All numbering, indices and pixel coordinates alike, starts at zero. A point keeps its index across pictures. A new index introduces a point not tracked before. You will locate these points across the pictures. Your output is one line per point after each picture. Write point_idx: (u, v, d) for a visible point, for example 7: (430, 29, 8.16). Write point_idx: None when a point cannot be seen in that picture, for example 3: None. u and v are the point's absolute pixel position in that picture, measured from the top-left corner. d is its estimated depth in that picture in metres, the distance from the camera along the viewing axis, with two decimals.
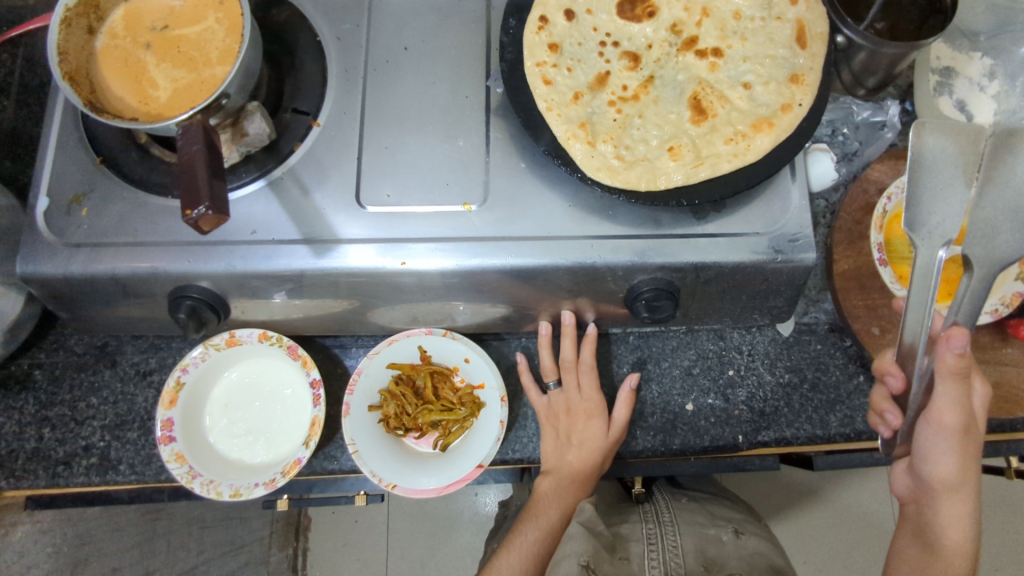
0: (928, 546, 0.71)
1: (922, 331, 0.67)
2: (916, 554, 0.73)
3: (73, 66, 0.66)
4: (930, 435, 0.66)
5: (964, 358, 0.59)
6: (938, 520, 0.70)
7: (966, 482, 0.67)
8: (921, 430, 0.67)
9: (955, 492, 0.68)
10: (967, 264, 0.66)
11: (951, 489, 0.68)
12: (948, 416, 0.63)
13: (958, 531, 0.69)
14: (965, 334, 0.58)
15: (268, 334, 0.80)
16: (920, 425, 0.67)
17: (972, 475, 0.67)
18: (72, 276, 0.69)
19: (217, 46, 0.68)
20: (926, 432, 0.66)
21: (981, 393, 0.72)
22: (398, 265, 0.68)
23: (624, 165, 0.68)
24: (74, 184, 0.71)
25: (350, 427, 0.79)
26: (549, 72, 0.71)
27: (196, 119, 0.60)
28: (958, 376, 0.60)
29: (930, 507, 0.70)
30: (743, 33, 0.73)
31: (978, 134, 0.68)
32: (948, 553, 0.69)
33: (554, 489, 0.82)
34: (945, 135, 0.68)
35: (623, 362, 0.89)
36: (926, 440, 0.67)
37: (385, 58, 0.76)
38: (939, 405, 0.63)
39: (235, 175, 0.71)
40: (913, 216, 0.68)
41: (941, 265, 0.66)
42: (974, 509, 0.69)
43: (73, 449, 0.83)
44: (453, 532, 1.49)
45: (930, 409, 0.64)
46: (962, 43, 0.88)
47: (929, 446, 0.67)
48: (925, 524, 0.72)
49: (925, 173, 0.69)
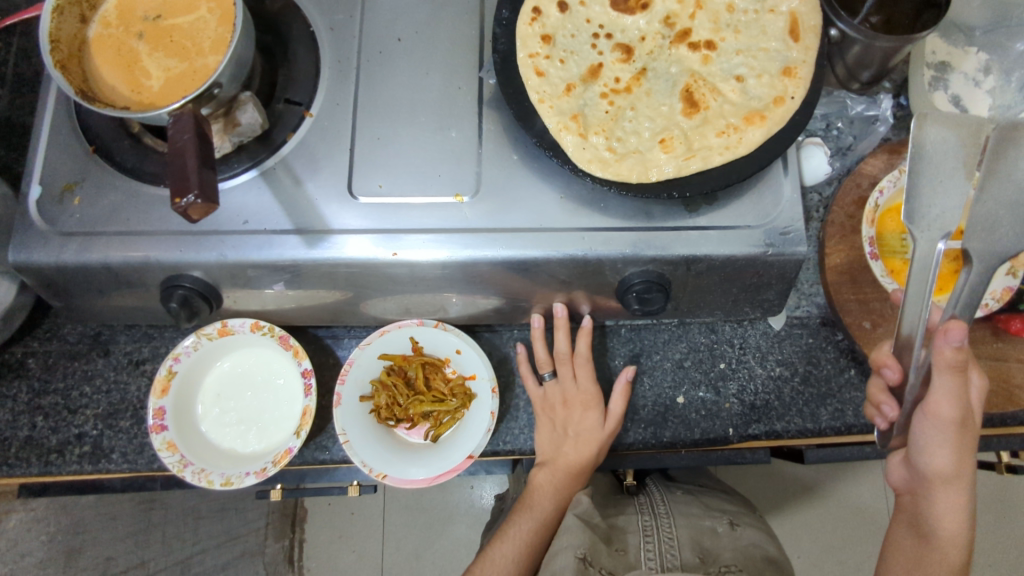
0: (923, 536, 0.71)
1: (920, 322, 0.68)
2: (912, 545, 0.73)
3: (65, 55, 0.66)
4: (927, 427, 0.66)
5: (961, 351, 0.59)
6: (934, 512, 0.70)
7: (962, 473, 0.67)
8: (919, 422, 0.67)
9: (952, 483, 0.68)
10: (967, 258, 0.66)
11: (947, 480, 0.68)
12: (945, 408, 0.62)
13: (952, 522, 0.69)
14: (964, 327, 0.59)
15: (260, 325, 0.81)
16: (917, 417, 0.67)
17: (968, 466, 0.67)
18: (64, 264, 0.69)
19: (209, 35, 0.68)
20: (923, 424, 0.66)
21: (979, 386, 0.71)
22: (390, 256, 0.69)
23: (616, 157, 0.68)
24: (66, 173, 0.72)
25: (342, 417, 0.80)
26: (541, 63, 0.71)
27: (187, 107, 0.60)
28: (957, 370, 0.60)
29: (926, 499, 0.70)
30: (736, 25, 0.73)
31: (981, 126, 0.68)
32: (943, 544, 0.69)
33: (549, 480, 0.83)
34: (947, 125, 0.68)
35: (616, 355, 0.89)
36: (924, 433, 0.66)
37: (379, 49, 0.76)
38: (936, 397, 0.63)
39: (227, 165, 0.71)
40: (913, 207, 0.68)
41: (939, 257, 0.66)
42: (970, 499, 0.69)
43: (65, 437, 0.83)
44: (449, 524, 1.49)
45: (928, 402, 0.64)
46: (958, 38, 0.88)
47: (926, 438, 0.66)
48: (920, 516, 0.72)
49: (926, 164, 0.68)
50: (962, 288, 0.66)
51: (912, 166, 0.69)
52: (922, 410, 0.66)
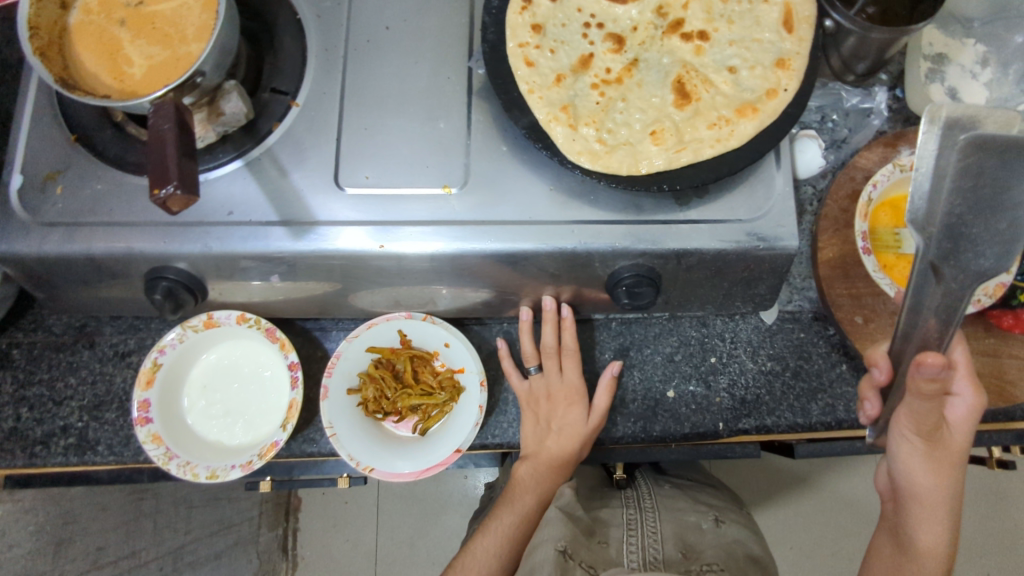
0: (902, 547, 0.71)
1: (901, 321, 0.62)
2: (891, 554, 0.73)
3: (45, 42, 0.65)
4: (898, 437, 0.67)
5: (933, 378, 0.56)
6: (912, 522, 0.69)
7: (940, 488, 0.66)
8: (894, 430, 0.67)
9: (931, 498, 0.67)
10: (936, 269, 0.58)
11: (926, 495, 0.67)
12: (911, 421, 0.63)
13: (930, 537, 0.68)
14: (941, 361, 0.54)
15: (246, 317, 0.80)
16: (891, 427, 0.68)
17: (946, 480, 0.66)
18: (46, 255, 0.68)
19: (193, 22, 0.67)
20: (894, 434, 0.67)
21: (974, 406, 0.67)
22: (377, 248, 0.68)
23: (606, 149, 0.67)
24: (48, 162, 0.70)
25: (328, 410, 0.79)
26: (531, 53, 0.70)
27: (168, 97, 0.59)
28: (926, 392, 0.57)
29: (907, 510, 0.70)
30: (729, 16, 0.72)
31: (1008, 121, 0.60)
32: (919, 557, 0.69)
33: (531, 474, 0.82)
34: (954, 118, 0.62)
35: (606, 349, 0.89)
36: (891, 443, 0.68)
37: (367, 37, 0.75)
38: (903, 411, 0.64)
39: (212, 155, 0.70)
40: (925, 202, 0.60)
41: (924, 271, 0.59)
42: (952, 515, 0.68)
43: (50, 429, 0.82)
44: (442, 514, 1.50)
45: (900, 413, 0.65)
46: (955, 29, 0.86)
47: (896, 449, 0.67)
48: (899, 524, 0.72)
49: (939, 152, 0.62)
50: (967, 302, 0.57)
51: (921, 152, 0.61)
52: (894, 420, 0.67)
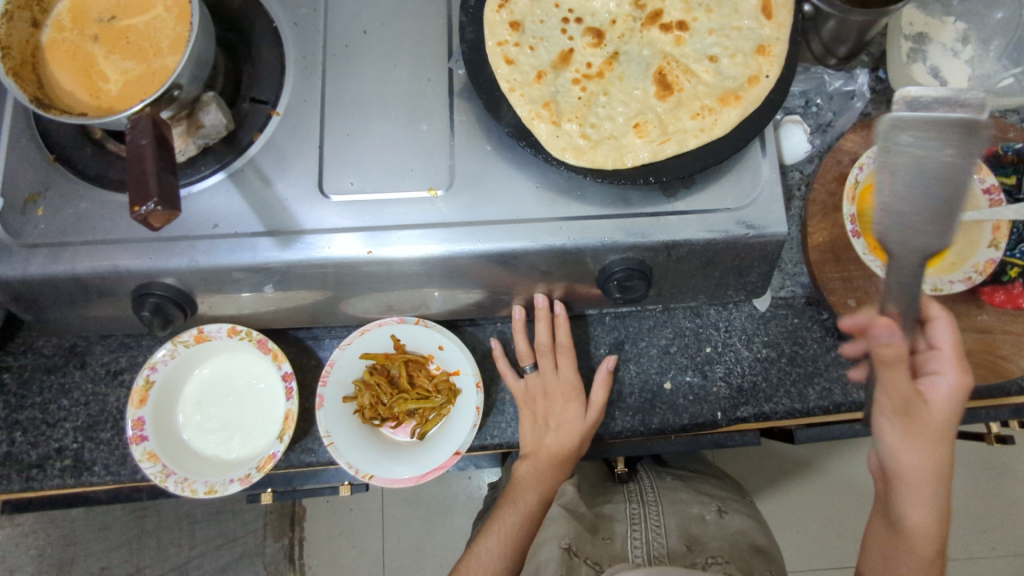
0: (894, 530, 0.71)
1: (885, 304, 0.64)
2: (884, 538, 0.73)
3: (17, 62, 0.64)
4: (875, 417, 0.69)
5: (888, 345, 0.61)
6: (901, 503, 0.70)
7: (924, 466, 0.67)
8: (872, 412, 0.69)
9: (917, 478, 0.68)
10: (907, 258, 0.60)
11: (911, 474, 0.68)
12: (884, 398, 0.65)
13: (920, 516, 0.69)
14: (889, 324, 0.60)
15: (237, 329, 0.79)
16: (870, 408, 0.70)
17: (929, 458, 0.67)
18: (30, 277, 0.67)
19: (167, 35, 0.66)
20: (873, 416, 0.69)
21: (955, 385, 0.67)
22: (365, 253, 0.67)
23: (590, 144, 0.67)
24: (28, 183, 0.70)
25: (324, 419, 0.79)
26: (511, 51, 0.69)
27: (145, 112, 0.58)
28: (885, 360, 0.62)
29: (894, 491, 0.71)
30: (708, 5, 0.71)
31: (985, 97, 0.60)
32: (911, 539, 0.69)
33: (532, 472, 0.82)
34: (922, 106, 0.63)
35: (601, 344, 0.89)
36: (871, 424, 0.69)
37: (345, 42, 0.74)
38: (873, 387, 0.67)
39: (194, 168, 0.70)
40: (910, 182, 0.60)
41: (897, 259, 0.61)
42: (940, 493, 0.68)
43: (45, 452, 0.82)
44: (447, 515, 1.50)
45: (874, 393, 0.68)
46: (935, 8, 0.86)
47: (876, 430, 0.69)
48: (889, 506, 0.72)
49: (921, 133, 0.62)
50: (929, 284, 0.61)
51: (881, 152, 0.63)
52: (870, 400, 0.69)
